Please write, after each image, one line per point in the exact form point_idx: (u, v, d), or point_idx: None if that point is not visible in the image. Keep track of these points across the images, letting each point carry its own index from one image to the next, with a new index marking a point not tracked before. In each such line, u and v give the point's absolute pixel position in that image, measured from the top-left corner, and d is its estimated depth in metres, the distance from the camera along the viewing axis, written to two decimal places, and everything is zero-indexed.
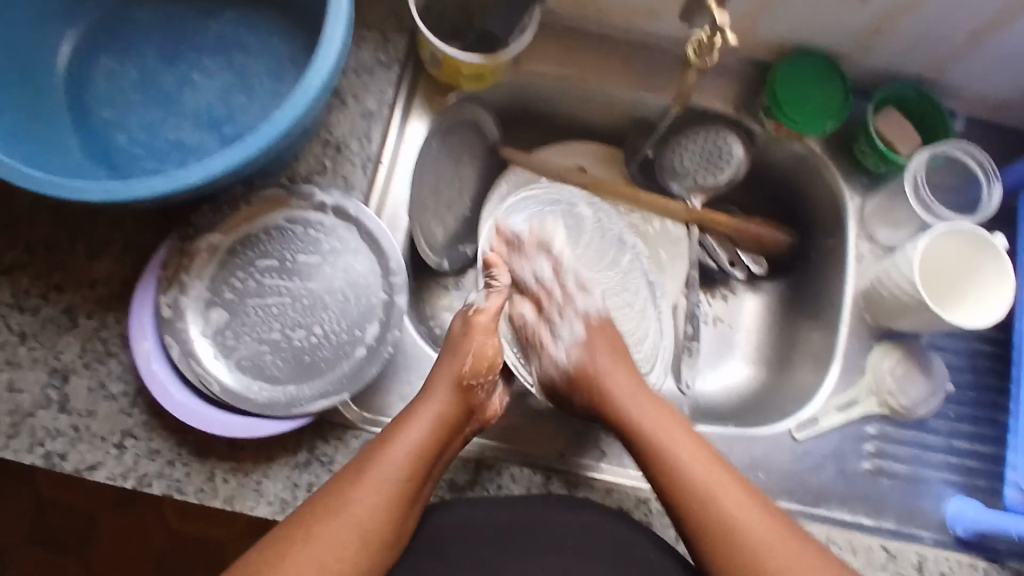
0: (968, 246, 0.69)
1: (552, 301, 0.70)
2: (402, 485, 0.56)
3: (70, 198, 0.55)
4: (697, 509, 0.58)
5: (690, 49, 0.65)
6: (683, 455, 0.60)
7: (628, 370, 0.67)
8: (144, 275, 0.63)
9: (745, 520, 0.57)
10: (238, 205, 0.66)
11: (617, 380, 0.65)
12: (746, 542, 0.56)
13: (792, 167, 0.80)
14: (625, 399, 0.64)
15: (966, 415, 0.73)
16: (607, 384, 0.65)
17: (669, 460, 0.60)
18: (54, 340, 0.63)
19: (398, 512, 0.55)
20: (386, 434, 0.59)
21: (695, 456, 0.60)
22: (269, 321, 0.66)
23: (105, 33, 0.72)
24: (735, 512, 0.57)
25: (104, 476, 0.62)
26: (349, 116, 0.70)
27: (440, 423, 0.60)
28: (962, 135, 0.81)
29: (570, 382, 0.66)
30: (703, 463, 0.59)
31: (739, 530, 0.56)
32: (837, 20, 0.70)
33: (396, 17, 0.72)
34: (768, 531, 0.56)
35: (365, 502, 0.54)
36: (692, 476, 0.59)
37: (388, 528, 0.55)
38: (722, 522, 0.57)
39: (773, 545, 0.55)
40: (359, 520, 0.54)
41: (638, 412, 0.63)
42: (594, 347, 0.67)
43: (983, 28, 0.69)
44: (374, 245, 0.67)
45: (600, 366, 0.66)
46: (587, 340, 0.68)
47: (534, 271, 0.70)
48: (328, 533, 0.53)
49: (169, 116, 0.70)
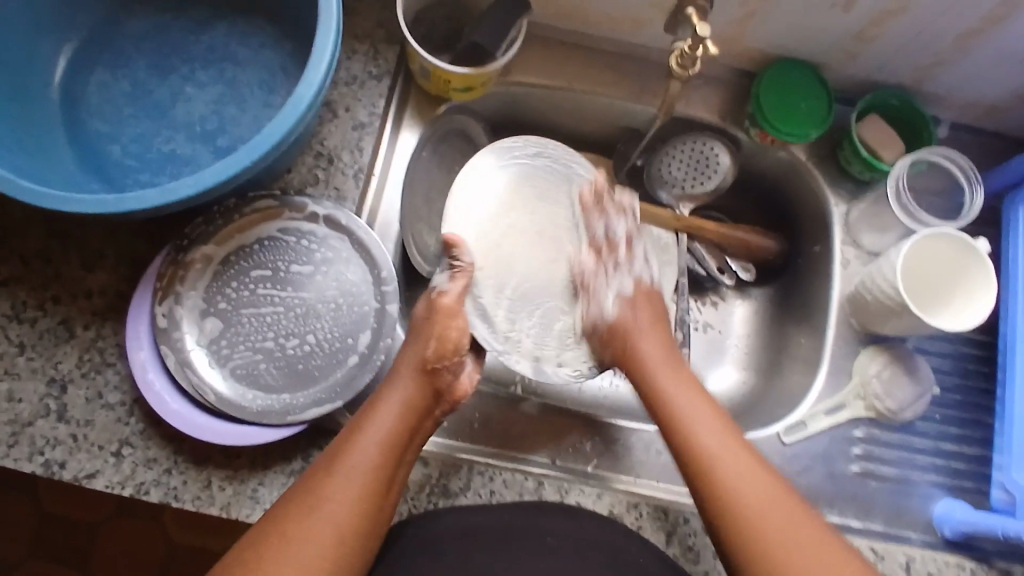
0: (951, 251, 0.70)
1: (618, 252, 0.69)
2: (374, 474, 0.57)
3: (68, 210, 0.57)
4: (699, 467, 0.59)
5: (674, 59, 0.66)
6: (694, 421, 0.62)
7: (664, 336, 0.68)
8: (140, 286, 0.64)
9: (745, 478, 0.58)
10: (232, 217, 0.67)
11: (648, 338, 0.67)
12: (734, 493, 0.57)
13: (780, 175, 0.81)
14: (649, 362, 0.66)
15: (952, 417, 0.74)
16: (636, 341, 0.67)
17: (681, 423, 0.62)
18: (52, 351, 0.65)
19: (374, 501, 0.56)
20: (351, 427, 0.59)
21: (708, 423, 0.61)
22: (263, 330, 0.67)
23: (102, 48, 0.74)
24: (732, 476, 0.58)
25: (102, 484, 0.63)
26: (341, 128, 0.71)
27: (404, 408, 0.60)
28: (946, 141, 0.82)
29: (611, 329, 0.68)
30: (712, 430, 0.61)
31: (737, 497, 0.57)
32: (819, 29, 0.72)
33: (386, 30, 0.74)
34: (765, 496, 0.57)
35: (337, 495, 0.55)
36: (703, 444, 0.60)
37: (364, 519, 0.55)
38: (721, 483, 0.58)
39: (766, 508, 0.56)
40: (334, 512, 0.54)
41: (665, 381, 0.65)
42: (640, 309, 0.68)
43: (963, 34, 0.70)
44: (366, 254, 0.68)
45: (638, 324, 0.67)
46: (632, 298, 0.68)
47: (610, 229, 0.70)
48: (304, 526, 0.53)
49: (165, 129, 0.72)
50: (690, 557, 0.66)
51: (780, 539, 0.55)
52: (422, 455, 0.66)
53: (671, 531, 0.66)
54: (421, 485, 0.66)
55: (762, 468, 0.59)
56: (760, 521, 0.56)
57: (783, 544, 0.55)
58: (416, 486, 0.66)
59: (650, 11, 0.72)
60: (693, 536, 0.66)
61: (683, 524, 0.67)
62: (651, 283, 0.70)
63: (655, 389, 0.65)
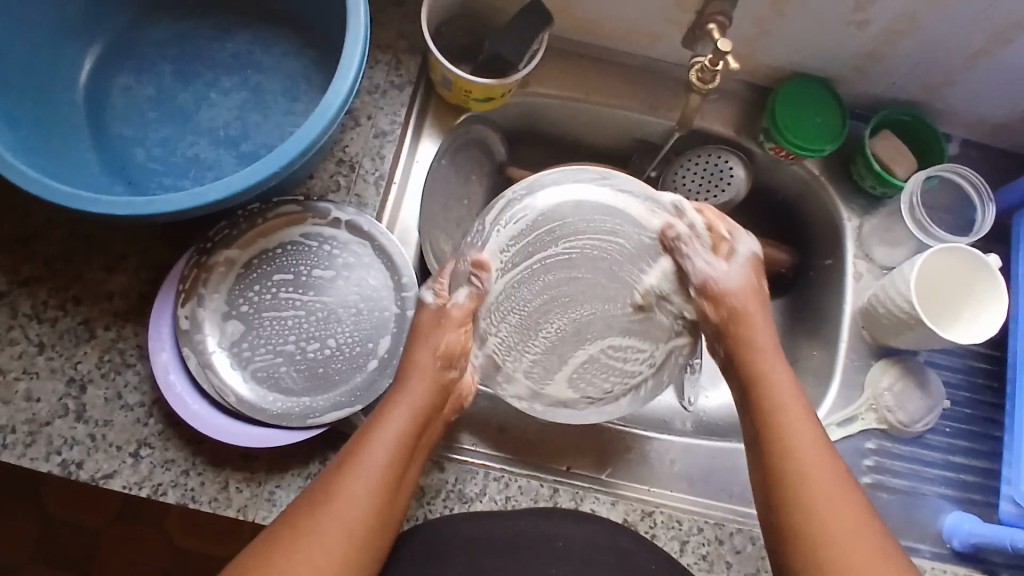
0: (962, 267, 0.71)
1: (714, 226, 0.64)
2: (385, 473, 0.55)
3: (96, 212, 0.57)
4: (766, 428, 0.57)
5: (693, 73, 0.67)
6: (773, 376, 0.60)
7: (761, 293, 0.63)
8: (163, 288, 0.65)
9: (804, 440, 0.56)
10: (255, 220, 0.68)
11: (761, 318, 0.62)
12: (796, 455, 0.55)
13: (791, 188, 0.82)
14: (747, 308, 0.62)
15: (962, 430, 0.75)
16: (746, 319, 0.62)
17: (755, 380, 0.60)
18: (72, 351, 0.65)
19: (388, 502, 0.55)
20: (360, 431, 0.57)
21: (796, 414, 0.57)
22: (284, 334, 0.68)
23: (127, 53, 0.75)
24: (792, 433, 0.56)
25: (119, 485, 0.63)
26: (363, 135, 0.72)
27: (416, 407, 0.59)
28: (957, 159, 0.83)
29: (707, 286, 0.63)
30: (798, 416, 0.57)
31: (796, 454, 0.55)
32: (834, 47, 0.73)
33: (408, 40, 0.75)
34: (823, 458, 0.55)
35: (352, 494, 0.53)
36: (778, 403, 0.58)
37: (376, 520, 0.54)
38: (788, 439, 0.56)
39: (822, 470, 0.54)
40: (345, 511, 0.53)
41: (766, 364, 0.60)
42: (738, 280, 0.63)
43: (975, 54, 0.71)
44: (387, 260, 0.69)
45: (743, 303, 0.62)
46: (745, 263, 0.64)
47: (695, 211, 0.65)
48: (320, 528, 0.52)
49: (188, 133, 0.73)
50: (704, 565, 0.66)
51: (817, 504, 0.53)
52: (439, 461, 0.67)
53: (685, 540, 0.67)
54: (438, 490, 0.66)
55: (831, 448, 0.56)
56: (811, 479, 0.54)
57: (821, 516, 0.52)
58: (433, 491, 0.66)
59: (668, 25, 0.74)
60: (706, 545, 0.67)
61: (697, 533, 0.67)
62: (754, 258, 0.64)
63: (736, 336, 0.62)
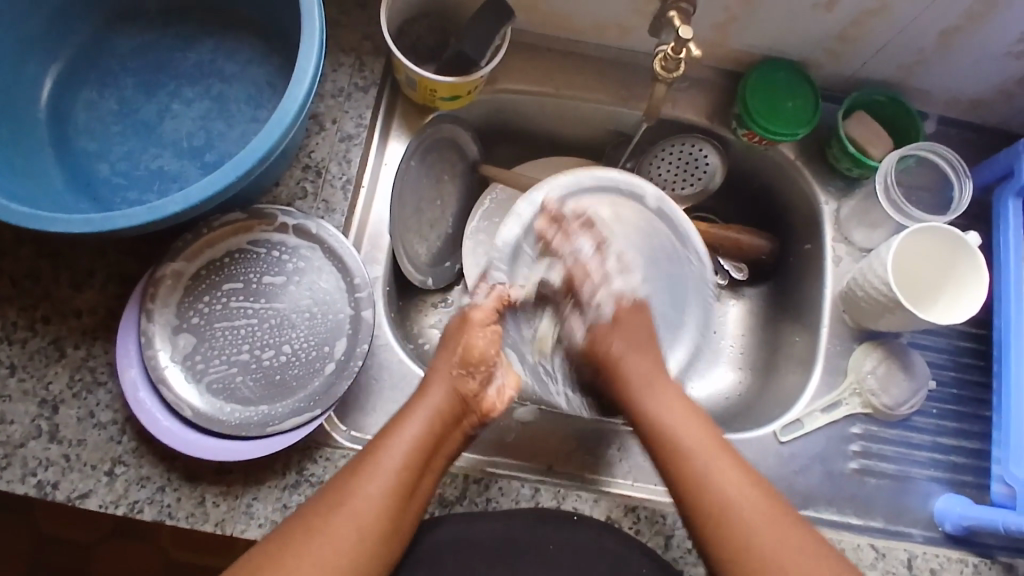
0: (942, 245, 0.69)
1: (583, 282, 0.65)
2: (400, 478, 0.56)
3: (54, 230, 0.56)
4: (687, 482, 0.58)
5: (658, 63, 0.66)
6: (673, 423, 0.60)
7: (643, 355, 0.64)
8: (125, 310, 0.64)
9: (723, 481, 0.57)
10: (201, 231, 0.66)
11: (636, 356, 0.64)
12: (716, 501, 0.56)
13: (767, 173, 0.81)
14: (637, 380, 0.63)
15: (950, 411, 0.74)
16: (625, 371, 0.63)
17: (661, 427, 0.61)
18: (42, 371, 0.64)
19: (399, 509, 0.55)
20: (375, 442, 0.58)
21: (734, 482, 0.57)
22: (237, 343, 0.67)
23: (88, 67, 0.74)
24: (737, 501, 0.56)
25: (95, 504, 0.62)
26: (328, 140, 0.71)
27: (434, 417, 0.59)
28: (934, 136, 0.82)
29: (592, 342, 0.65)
30: (730, 474, 0.57)
31: (720, 505, 0.56)
32: (803, 29, 0.72)
33: (371, 42, 0.74)
34: (744, 498, 0.56)
35: (363, 504, 0.54)
36: (684, 448, 0.59)
37: (386, 527, 0.54)
38: (701, 485, 0.57)
39: (750, 511, 0.55)
40: (355, 521, 0.53)
41: (692, 446, 0.59)
42: (617, 333, 0.64)
43: (946, 30, 0.70)
44: (338, 262, 0.68)
45: (622, 349, 0.64)
46: (614, 321, 0.65)
47: (575, 248, 0.66)
48: (325, 542, 0.52)
49: (152, 146, 0.72)
50: (690, 559, 0.66)
51: (758, 540, 0.54)
52: None
53: (670, 534, 0.66)
54: None
55: (748, 473, 0.58)
56: (743, 525, 0.55)
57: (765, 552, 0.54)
58: None
59: (633, 15, 0.73)
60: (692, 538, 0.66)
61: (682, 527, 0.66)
62: (632, 299, 0.66)
63: (641, 406, 0.62)
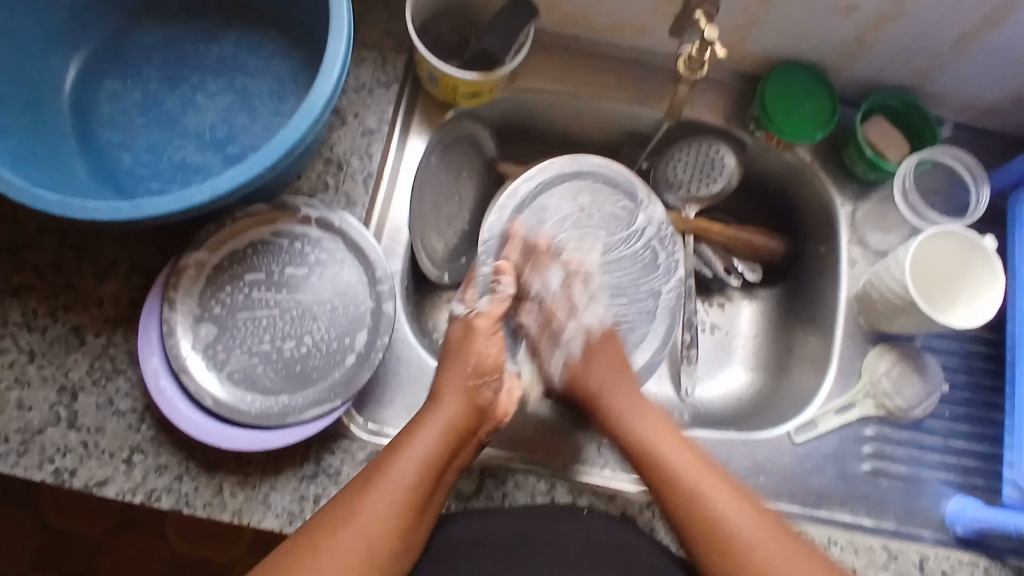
0: (957, 249, 0.70)
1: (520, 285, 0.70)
2: (413, 490, 0.57)
3: (82, 217, 0.57)
4: (692, 521, 0.60)
5: (680, 64, 0.67)
6: (673, 461, 0.63)
7: (628, 385, 0.68)
8: (148, 298, 0.64)
9: (730, 514, 0.59)
10: (224, 222, 0.67)
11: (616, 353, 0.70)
12: (730, 544, 0.58)
13: (783, 176, 0.82)
14: (623, 409, 0.67)
15: (962, 414, 0.74)
16: (602, 399, 0.68)
17: (653, 459, 0.63)
18: (63, 359, 0.64)
19: (409, 520, 0.56)
20: (391, 448, 0.59)
21: (733, 502, 0.60)
22: (259, 333, 0.67)
23: (112, 58, 0.74)
24: (743, 532, 0.58)
25: (114, 491, 0.62)
26: (350, 134, 0.71)
27: (449, 428, 0.61)
28: (950, 141, 0.82)
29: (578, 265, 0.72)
30: (727, 497, 0.60)
31: (724, 539, 0.59)
32: (824, 32, 0.73)
33: (394, 38, 0.74)
34: (751, 526, 0.59)
35: (371, 513, 0.55)
36: (683, 482, 0.61)
37: (396, 535, 0.56)
38: (707, 523, 0.59)
39: (757, 543, 0.58)
40: (367, 528, 0.55)
41: (686, 475, 0.62)
42: (597, 360, 0.69)
43: (966, 36, 0.70)
44: (359, 254, 0.68)
45: (600, 385, 0.68)
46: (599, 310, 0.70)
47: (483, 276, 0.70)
48: (337, 547, 0.54)
49: (174, 137, 0.72)
50: None
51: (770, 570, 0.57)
52: None
53: None
54: None
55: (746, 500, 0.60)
56: (755, 556, 0.58)
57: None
58: None
59: (655, 16, 0.73)
60: None
61: None
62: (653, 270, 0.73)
63: (630, 438, 0.65)
